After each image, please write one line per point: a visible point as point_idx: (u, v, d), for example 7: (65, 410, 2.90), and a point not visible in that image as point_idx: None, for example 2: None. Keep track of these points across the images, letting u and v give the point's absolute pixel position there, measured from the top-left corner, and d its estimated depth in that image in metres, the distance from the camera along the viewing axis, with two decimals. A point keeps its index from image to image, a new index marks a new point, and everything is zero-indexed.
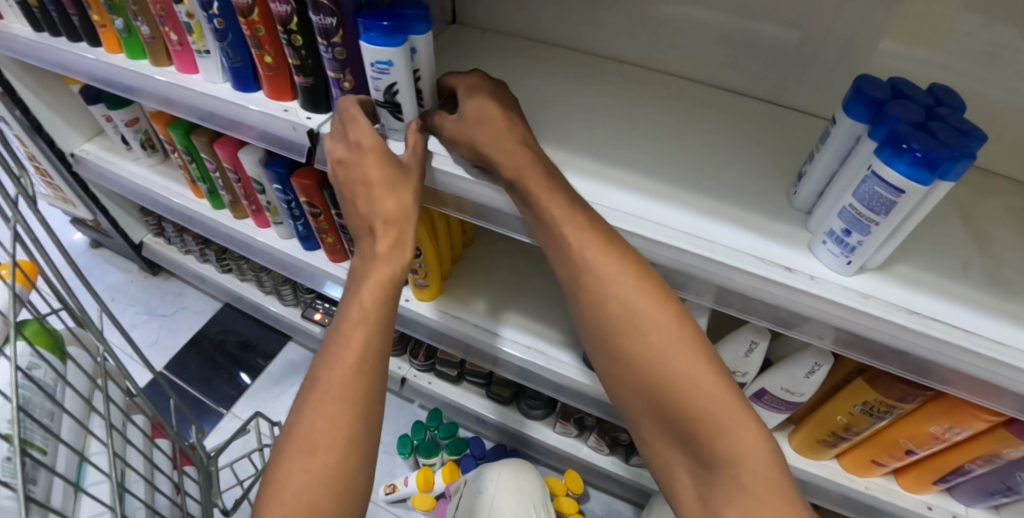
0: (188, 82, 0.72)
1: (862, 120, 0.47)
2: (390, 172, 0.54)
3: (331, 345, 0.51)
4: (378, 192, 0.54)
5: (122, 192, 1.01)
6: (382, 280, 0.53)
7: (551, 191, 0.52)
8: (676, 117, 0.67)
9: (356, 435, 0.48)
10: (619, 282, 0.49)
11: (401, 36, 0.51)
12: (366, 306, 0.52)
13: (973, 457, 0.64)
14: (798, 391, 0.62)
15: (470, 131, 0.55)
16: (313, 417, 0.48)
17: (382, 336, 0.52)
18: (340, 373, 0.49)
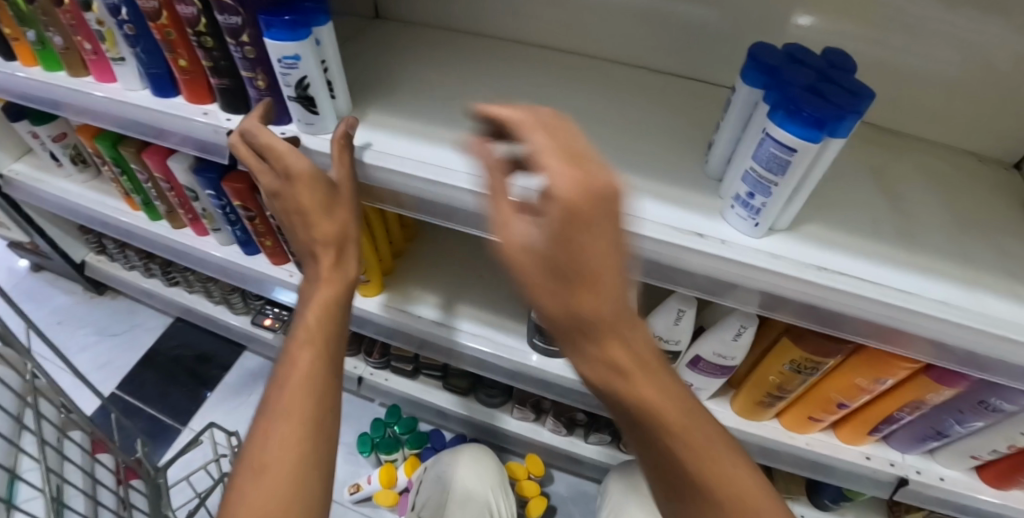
0: (106, 92, 0.71)
1: (758, 86, 0.49)
2: (322, 195, 0.54)
3: (280, 366, 0.49)
4: (314, 217, 0.54)
5: (58, 211, 0.99)
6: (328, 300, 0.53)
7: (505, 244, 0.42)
8: (598, 96, 0.69)
9: (315, 465, 0.45)
10: (609, 354, 0.29)
11: (305, 30, 0.51)
12: (311, 326, 0.51)
13: (901, 406, 0.68)
14: (730, 355, 0.64)
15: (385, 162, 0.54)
16: (271, 434, 0.45)
17: (329, 358, 0.50)
18: (294, 387, 0.47)
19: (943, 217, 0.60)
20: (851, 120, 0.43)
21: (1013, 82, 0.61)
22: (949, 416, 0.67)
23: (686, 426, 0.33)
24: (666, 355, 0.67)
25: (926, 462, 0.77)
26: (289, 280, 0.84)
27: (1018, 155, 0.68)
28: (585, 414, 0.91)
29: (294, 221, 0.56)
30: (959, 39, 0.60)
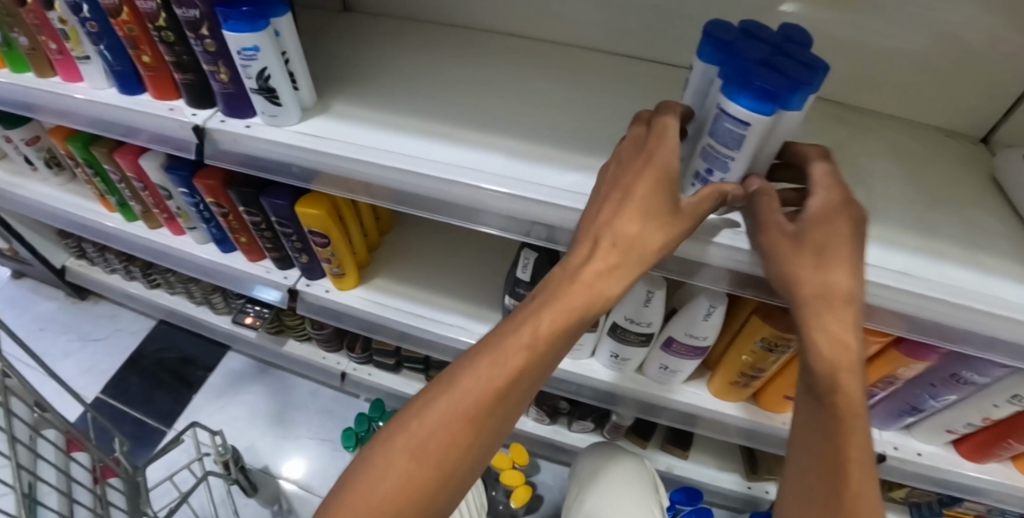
0: (73, 91, 0.71)
1: (712, 62, 0.49)
2: (659, 211, 0.40)
3: (485, 347, 0.41)
4: (624, 227, 0.40)
5: (35, 216, 0.98)
6: (583, 301, 0.40)
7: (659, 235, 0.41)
8: (563, 82, 0.70)
9: (478, 457, 0.41)
10: (838, 321, 0.41)
11: (263, 22, 0.52)
12: (542, 330, 0.40)
13: (875, 382, 0.68)
14: (702, 335, 0.64)
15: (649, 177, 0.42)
16: (427, 422, 0.40)
17: (520, 393, 0.41)
18: (476, 386, 0.40)
19: (906, 191, 0.61)
20: (801, 94, 0.43)
21: (972, 56, 0.62)
22: (922, 391, 0.68)
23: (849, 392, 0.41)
24: (640, 337, 0.67)
25: (904, 437, 0.77)
26: (266, 276, 0.85)
27: (983, 128, 0.69)
28: (567, 403, 0.90)
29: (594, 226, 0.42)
30: (917, 14, 0.61)
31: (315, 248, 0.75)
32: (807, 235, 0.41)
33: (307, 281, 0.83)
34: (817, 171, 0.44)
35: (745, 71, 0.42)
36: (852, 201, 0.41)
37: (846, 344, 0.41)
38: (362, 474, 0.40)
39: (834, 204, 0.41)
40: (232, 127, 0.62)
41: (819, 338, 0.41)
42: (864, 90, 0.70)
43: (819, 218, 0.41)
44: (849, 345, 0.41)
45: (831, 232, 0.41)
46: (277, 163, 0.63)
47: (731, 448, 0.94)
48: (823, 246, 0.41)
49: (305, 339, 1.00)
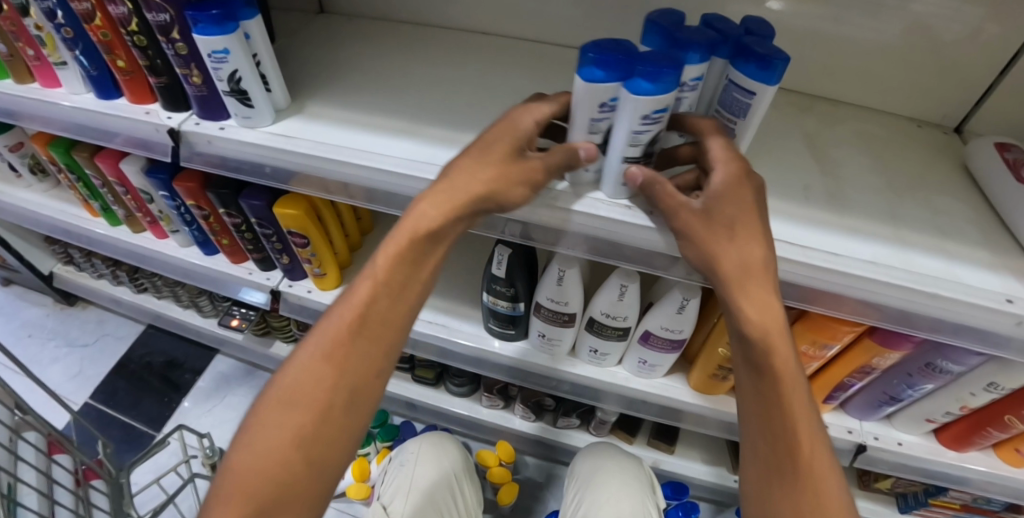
0: (51, 97, 0.71)
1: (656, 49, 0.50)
2: (501, 160, 0.48)
3: (340, 301, 0.50)
4: (465, 179, 0.48)
5: (20, 222, 0.99)
6: (412, 239, 0.49)
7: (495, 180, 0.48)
8: (536, 79, 0.71)
9: (354, 396, 0.49)
10: (763, 292, 0.45)
11: (232, 24, 0.52)
12: (378, 270, 0.49)
13: (851, 372, 0.68)
14: (677, 328, 0.65)
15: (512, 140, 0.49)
16: (297, 369, 0.48)
17: (382, 324, 0.49)
18: (333, 328, 0.49)
19: (874, 180, 0.61)
20: (639, 81, 0.42)
21: (940, 46, 0.63)
22: (898, 380, 0.68)
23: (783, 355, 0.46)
24: (617, 332, 0.68)
25: (886, 428, 0.77)
26: (249, 278, 0.85)
27: (954, 118, 0.69)
28: (553, 400, 0.91)
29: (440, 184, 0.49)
30: (882, 5, 0.61)
31: (295, 248, 0.75)
32: (716, 212, 0.45)
33: (289, 282, 0.84)
34: (713, 147, 0.46)
35: (604, 44, 0.44)
36: (748, 174, 0.46)
37: (771, 309, 0.45)
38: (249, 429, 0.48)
39: (739, 183, 0.45)
40: (207, 129, 0.62)
41: (757, 311, 0.45)
42: (835, 82, 0.70)
43: (723, 193, 0.45)
44: (776, 310, 0.46)
45: (731, 199, 0.45)
46: (253, 164, 0.64)
47: (716, 442, 0.95)
48: (737, 224, 0.45)
49: (291, 340, 1.00)
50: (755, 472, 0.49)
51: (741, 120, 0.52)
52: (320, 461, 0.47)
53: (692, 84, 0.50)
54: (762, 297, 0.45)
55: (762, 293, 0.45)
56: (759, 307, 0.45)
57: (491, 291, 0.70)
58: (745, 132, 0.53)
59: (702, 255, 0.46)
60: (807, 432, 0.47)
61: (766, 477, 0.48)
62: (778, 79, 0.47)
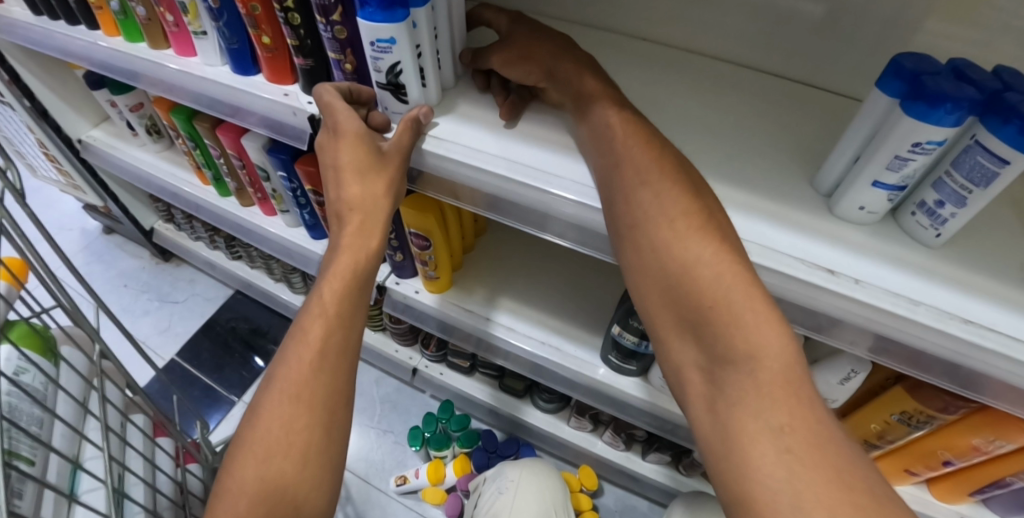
0: (185, 65, 0.69)
1: (897, 95, 0.42)
2: (364, 158, 0.52)
3: (291, 343, 0.50)
4: (347, 177, 0.53)
5: (130, 179, 0.99)
6: (353, 265, 0.53)
7: (361, 178, 0.53)
8: (705, 100, 0.62)
9: (323, 429, 0.47)
10: (647, 166, 0.46)
11: (401, 11, 0.47)
12: (326, 301, 0.51)
13: (1015, 471, 0.59)
14: (830, 398, 0.58)
15: (350, 143, 0.52)
16: (267, 421, 0.47)
17: (342, 337, 0.51)
18: (295, 370, 0.48)
19: None
20: None
21: None
22: None
23: (668, 205, 0.44)
24: None
25: None
26: None
27: None
28: (645, 432, 0.85)
29: (330, 178, 0.55)
30: None
31: (414, 249, 0.71)
32: (515, 36, 0.59)
33: (396, 279, 0.81)
34: (524, 34, 0.58)
35: None
36: (516, 16, 0.61)
37: (650, 168, 0.46)
38: (222, 499, 0.45)
39: (558, 48, 0.57)
40: None
41: (608, 127, 0.50)
42: None
43: (511, 28, 0.60)
44: (610, 110, 0.51)
45: (517, 29, 0.59)
46: None
47: None
48: (533, 33, 0.59)
49: (378, 329, 0.97)
50: (658, 323, 0.44)
51: (979, 189, 0.43)
52: (305, 491, 0.46)
53: (928, 148, 0.42)
54: (607, 105, 0.51)
55: (610, 105, 0.51)
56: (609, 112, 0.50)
57: (619, 323, 0.64)
58: (981, 202, 0.43)
59: (572, 90, 0.55)
60: (661, 223, 0.44)
61: (687, 341, 0.42)
62: None
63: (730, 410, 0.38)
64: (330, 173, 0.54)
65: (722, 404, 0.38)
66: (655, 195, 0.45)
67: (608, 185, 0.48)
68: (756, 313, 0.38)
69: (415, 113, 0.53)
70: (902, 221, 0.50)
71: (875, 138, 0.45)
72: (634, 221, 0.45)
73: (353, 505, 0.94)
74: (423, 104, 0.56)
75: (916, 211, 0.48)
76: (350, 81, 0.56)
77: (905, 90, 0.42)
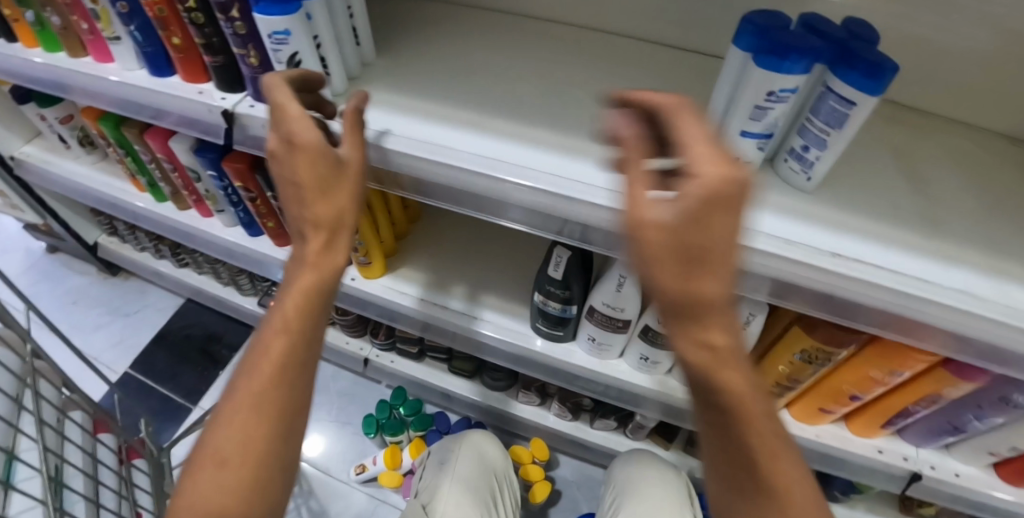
0: (104, 72, 0.70)
1: (750, 50, 0.46)
2: (324, 170, 0.45)
3: (253, 350, 0.46)
4: (309, 195, 0.45)
5: (68, 193, 1.00)
6: (317, 278, 0.47)
7: (325, 196, 0.45)
8: (607, 72, 0.65)
9: (276, 452, 0.45)
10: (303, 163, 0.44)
11: (296, 4, 0.50)
12: (289, 314, 0.46)
13: (916, 399, 0.66)
14: (738, 343, 0.62)
15: (299, 156, 0.44)
16: (224, 428, 0.44)
17: (304, 348, 0.47)
18: (255, 381, 0.45)
19: (966, 199, 0.56)
20: None
21: None
22: (969, 412, 0.65)
23: (323, 207, 0.46)
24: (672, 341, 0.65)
25: (943, 457, 0.75)
26: None
27: None
28: (591, 400, 0.89)
29: (289, 193, 0.47)
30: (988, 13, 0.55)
31: None
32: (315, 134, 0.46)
33: None
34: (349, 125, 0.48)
35: None
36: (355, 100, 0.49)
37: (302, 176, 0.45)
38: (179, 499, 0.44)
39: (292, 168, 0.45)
40: (259, 112, 0.60)
41: (289, 164, 0.45)
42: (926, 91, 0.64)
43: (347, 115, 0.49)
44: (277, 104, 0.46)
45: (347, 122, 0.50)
46: None
47: None
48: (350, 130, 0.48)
49: (328, 323, 0.99)
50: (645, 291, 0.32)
51: (835, 130, 0.47)
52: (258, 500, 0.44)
53: (782, 96, 0.46)
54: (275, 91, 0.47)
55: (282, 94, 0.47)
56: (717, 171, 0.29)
57: (541, 291, 0.67)
58: (838, 143, 0.48)
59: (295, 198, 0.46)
60: (323, 224, 0.46)
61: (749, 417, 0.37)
62: (885, 88, 0.42)
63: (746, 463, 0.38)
64: (289, 189, 0.46)
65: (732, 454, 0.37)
66: (683, 274, 0.30)
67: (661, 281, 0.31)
68: (756, 403, 0.36)
69: (308, 70, 0.51)
70: (776, 167, 0.55)
71: (736, 92, 0.49)
72: (695, 324, 0.32)
73: (316, 498, 0.96)
74: (327, 92, 0.58)
75: (788, 158, 0.53)
76: (298, 70, 0.50)
77: (754, 43, 0.45)
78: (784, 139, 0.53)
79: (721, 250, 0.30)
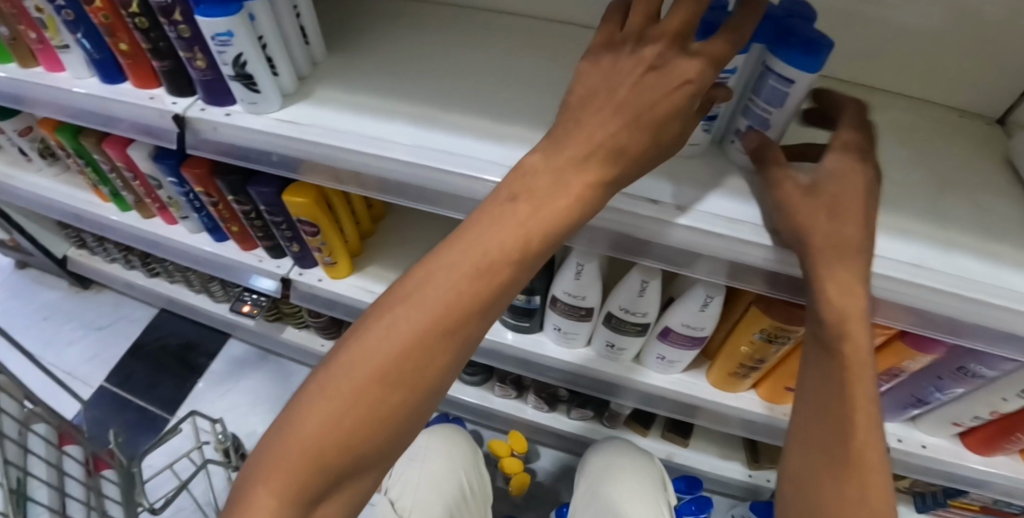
0: (55, 81, 0.69)
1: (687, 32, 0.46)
2: (592, 159, 0.36)
3: (356, 345, 0.34)
4: (543, 177, 0.36)
5: (33, 207, 0.98)
6: (488, 264, 0.35)
7: (558, 178, 0.36)
8: (560, 62, 0.65)
9: (401, 441, 0.36)
10: (542, 192, 0.36)
11: (236, 5, 0.49)
12: (440, 308, 0.34)
13: (878, 374, 0.67)
14: (699, 326, 0.63)
15: (570, 151, 0.36)
16: (296, 443, 0.33)
17: (432, 373, 0.35)
18: (352, 392, 0.33)
19: (916, 173, 0.58)
20: None
21: (1002, 31, 0.57)
22: (929, 384, 0.67)
23: (480, 255, 0.35)
24: (636, 327, 0.66)
25: (909, 430, 0.77)
26: (260, 264, 0.84)
27: (998, 109, 0.64)
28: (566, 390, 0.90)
29: (525, 183, 0.36)
30: None
31: (305, 237, 0.73)
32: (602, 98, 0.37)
33: (300, 270, 0.83)
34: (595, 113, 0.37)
35: None
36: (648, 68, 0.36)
37: (533, 193, 0.36)
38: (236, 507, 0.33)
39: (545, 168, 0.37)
40: (212, 116, 0.60)
41: (532, 170, 0.37)
42: (875, 69, 0.65)
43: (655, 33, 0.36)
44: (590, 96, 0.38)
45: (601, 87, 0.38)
46: (260, 152, 0.61)
47: (731, 437, 0.95)
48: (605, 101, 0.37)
49: (302, 326, 0.99)
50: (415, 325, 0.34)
51: (777, 108, 0.47)
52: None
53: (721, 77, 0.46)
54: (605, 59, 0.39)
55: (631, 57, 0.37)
56: (842, 171, 0.42)
57: None
58: (780, 120, 0.48)
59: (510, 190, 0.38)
60: (474, 263, 0.35)
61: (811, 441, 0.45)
62: (823, 65, 0.43)
63: (830, 402, 0.44)
64: (520, 184, 0.36)
65: (836, 408, 0.43)
66: (833, 222, 0.42)
67: (794, 226, 0.43)
68: (866, 431, 0.42)
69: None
70: (726, 148, 0.55)
71: None
72: (840, 258, 0.41)
73: None
74: (276, 92, 0.58)
75: (735, 139, 0.53)
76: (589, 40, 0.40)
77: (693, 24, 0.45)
78: (731, 122, 0.54)
79: (861, 232, 0.41)
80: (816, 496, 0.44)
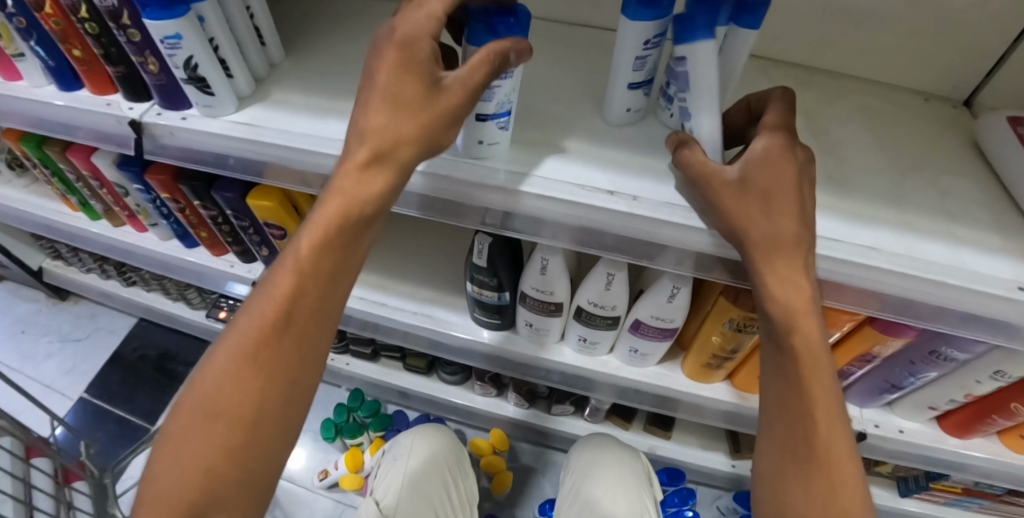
0: (12, 90, 0.68)
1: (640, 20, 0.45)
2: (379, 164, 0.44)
3: (230, 335, 0.46)
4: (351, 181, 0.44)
5: (3, 218, 0.97)
6: (318, 261, 0.46)
7: (362, 179, 0.44)
8: None
9: (288, 401, 0.47)
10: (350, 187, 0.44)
11: (183, 7, 0.48)
12: (281, 296, 0.45)
13: (850, 361, 0.67)
14: (668, 317, 0.62)
15: (367, 154, 0.44)
16: (192, 408, 0.45)
17: (288, 351, 0.46)
18: (228, 370, 0.45)
19: (878, 157, 0.58)
20: None
21: (962, 12, 0.57)
22: (900, 369, 0.66)
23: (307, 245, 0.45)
24: (606, 321, 0.65)
25: (886, 415, 0.77)
26: (232, 270, 0.84)
27: (963, 91, 0.64)
28: (546, 387, 0.90)
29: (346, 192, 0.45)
30: None
31: (274, 241, 0.73)
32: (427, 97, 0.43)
33: None
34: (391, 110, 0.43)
35: None
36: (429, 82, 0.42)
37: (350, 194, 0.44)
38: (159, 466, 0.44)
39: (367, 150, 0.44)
40: (168, 120, 0.59)
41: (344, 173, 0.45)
42: (839, 55, 0.65)
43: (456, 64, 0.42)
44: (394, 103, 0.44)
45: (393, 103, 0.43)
46: (217, 155, 0.60)
47: (713, 428, 0.94)
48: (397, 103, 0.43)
49: None
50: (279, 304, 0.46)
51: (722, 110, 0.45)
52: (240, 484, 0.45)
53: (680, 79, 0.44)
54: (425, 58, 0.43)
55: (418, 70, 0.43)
56: (770, 156, 0.42)
57: (473, 281, 0.68)
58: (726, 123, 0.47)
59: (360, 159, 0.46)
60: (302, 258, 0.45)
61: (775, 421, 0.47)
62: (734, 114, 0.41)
63: (788, 394, 0.45)
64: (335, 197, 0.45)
65: (794, 398, 0.45)
66: (761, 217, 0.42)
67: (729, 223, 0.43)
68: (828, 410, 0.45)
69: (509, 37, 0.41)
70: None
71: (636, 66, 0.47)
72: (778, 253, 0.42)
73: (282, 508, 0.96)
74: (231, 94, 0.57)
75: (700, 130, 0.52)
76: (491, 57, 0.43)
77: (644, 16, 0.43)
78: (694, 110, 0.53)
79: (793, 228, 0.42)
80: (782, 483, 0.47)
